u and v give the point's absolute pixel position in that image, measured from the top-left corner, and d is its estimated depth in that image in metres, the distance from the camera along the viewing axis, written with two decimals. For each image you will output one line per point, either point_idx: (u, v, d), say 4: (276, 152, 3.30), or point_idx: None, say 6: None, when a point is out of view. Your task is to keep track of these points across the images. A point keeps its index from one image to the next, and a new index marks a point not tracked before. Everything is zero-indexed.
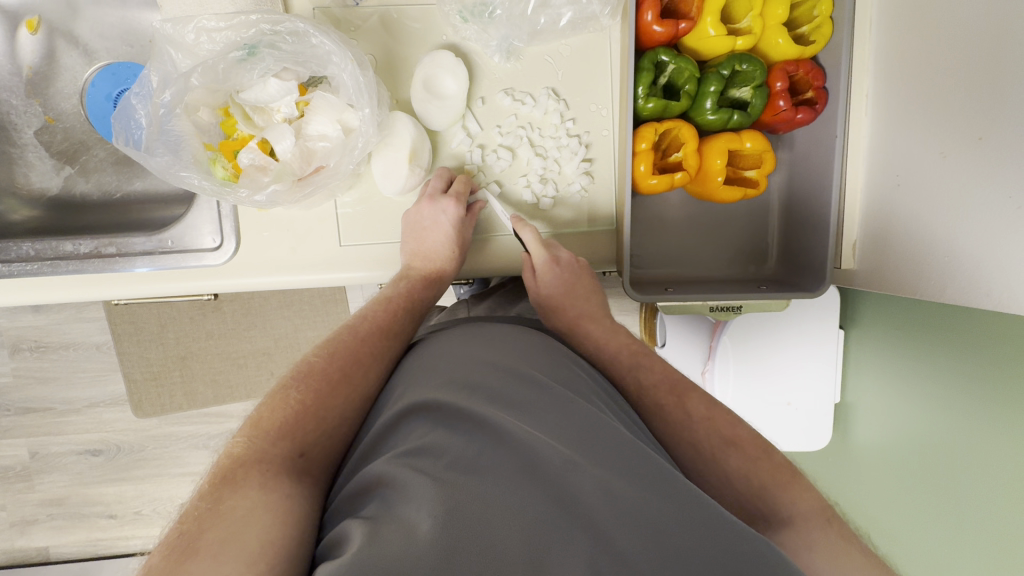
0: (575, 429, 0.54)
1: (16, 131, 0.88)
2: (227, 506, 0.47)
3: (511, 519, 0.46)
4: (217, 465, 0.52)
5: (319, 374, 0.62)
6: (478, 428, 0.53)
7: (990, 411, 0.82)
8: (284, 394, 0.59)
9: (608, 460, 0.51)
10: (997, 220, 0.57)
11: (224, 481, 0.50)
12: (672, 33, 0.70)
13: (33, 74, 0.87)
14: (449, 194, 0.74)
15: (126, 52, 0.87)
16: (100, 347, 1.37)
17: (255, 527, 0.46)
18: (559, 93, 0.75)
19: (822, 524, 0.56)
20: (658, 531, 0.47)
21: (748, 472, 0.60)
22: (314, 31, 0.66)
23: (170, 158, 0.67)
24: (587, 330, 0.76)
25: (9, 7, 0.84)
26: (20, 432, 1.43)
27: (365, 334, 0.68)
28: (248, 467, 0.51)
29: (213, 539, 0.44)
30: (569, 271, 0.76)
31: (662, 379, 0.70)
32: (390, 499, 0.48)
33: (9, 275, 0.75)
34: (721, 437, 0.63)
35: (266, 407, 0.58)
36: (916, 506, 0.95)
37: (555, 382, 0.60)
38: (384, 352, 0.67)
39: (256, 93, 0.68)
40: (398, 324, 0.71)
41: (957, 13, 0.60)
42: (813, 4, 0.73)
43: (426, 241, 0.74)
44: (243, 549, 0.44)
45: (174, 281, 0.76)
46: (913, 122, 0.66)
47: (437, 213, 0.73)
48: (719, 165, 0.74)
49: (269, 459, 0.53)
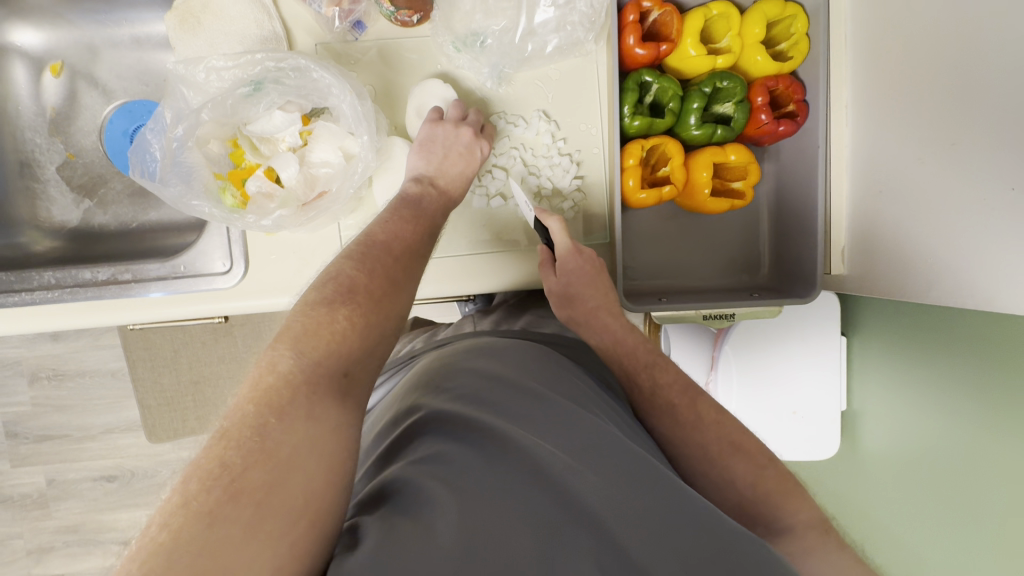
0: (579, 439, 0.56)
1: (39, 168, 0.93)
2: (274, 440, 0.45)
3: (521, 521, 0.47)
4: (262, 381, 0.49)
5: (360, 295, 0.59)
6: (487, 438, 0.54)
7: (990, 409, 0.83)
8: (327, 312, 0.56)
9: (613, 467, 0.53)
10: (975, 222, 0.58)
11: (272, 406, 0.47)
12: (654, 55, 0.73)
13: (56, 113, 0.93)
14: (485, 135, 0.77)
15: (141, 91, 0.92)
16: (116, 373, 1.41)
17: (308, 459, 0.45)
18: (550, 114, 0.78)
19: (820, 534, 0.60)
20: (661, 533, 0.48)
21: (754, 480, 0.63)
22: (315, 66, 0.70)
23: (182, 188, 0.70)
24: (604, 322, 0.78)
25: (35, 53, 0.91)
26: (37, 459, 1.46)
27: (399, 254, 0.65)
28: (294, 391, 0.48)
29: (260, 479, 0.42)
30: (592, 263, 0.77)
31: (676, 380, 0.72)
32: (402, 503, 0.49)
33: (31, 303, 0.79)
34: (731, 442, 0.66)
35: (308, 321, 0.55)
36: (924, 507, 0.95)
37: (559, 395, 0.62)
38: (413, 276, 0.65)
39: (262, 125, 0.73)
40: (423, 246, 0.69)
41: (926, 26, 0.63)
42: (789, 23, 0.75)
43: (455, 167, 0.74)
44: (290, 496, 0.43)
45: (187, 305, 0.80)
46: (890, 130, 0.69)
47: (475, 148, 0.75)
48: (706, 177, 0.77)
49: (316, 382, 0.50)
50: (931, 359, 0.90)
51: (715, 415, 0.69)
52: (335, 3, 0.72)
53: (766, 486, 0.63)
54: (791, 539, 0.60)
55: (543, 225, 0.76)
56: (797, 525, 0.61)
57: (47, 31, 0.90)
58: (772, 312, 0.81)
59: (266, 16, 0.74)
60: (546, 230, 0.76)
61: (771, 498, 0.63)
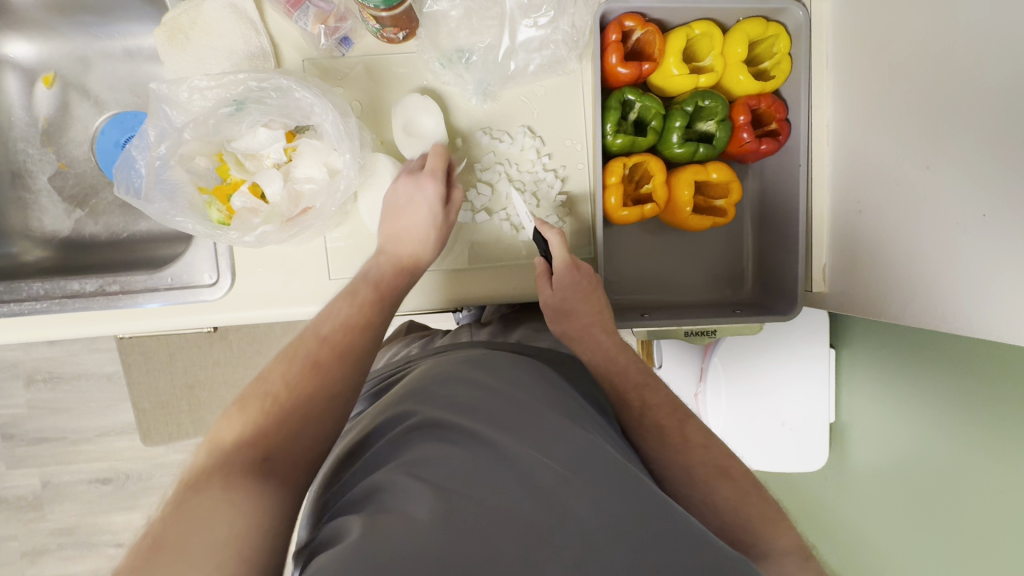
0: (570, 452, 0.57)
1: (31, 178, 0.94)
2: (189, 505, 0.45)
3: (506, 521, 0.48)
4: (181, 476, 0.49)
5: (282, 381, 0.60)
6: (479, 445, 0.55)
7: (973, 421, 0.83)
8: (246, 407, 0.58)
9: (598, 480, 0.54)
10: (948, 245, 0.59)
11: (187, 488, 0.47)
12: (636, 75, 0.74)
13: (48, 124, 0.94)
14: (425, 172, 0.75)
15: (133, 102, 0.93)
16: (111, 377, 1.42)
17: (217, 525, 0.43)
18: (535, 130, 0.79)
19: (801, 561, 0.59)
20: (644, 545, 0.49)
21: (738, 505, 0.63)
22: (297, 86, 0.71)
23: (167, 205, 0.71)
24: (598, 339, 0.79)
25: (28, 64, 0.92)
26: (32, 461, 1.47)
27: (329, 335, 0.66)
28: (208, 473, 0.48)
29: (178, 533, 0.42)
30: (588, 280, 0.76)
31: (666, 402, 0.73)
32: (386, 501, 0.50)
33: (19, 313, 0.80)
34: (715, 465, 0.67)
35: (227, 422, 0.56)
36: (913, 518, 0.94)
37: (548, 408, 0.63)
38: (347, 342, 0.66)
39: (246, 142, 0.74)
40: (363, 317, 0.68)
41: (903, 51, 0.63)
42: (771, 42, 0.76)
43: (401, 219, 0.74)
44: (208, 542, 0.42)
45: (175, 316, 0.81)
46: (869, 150, 0.69)
47: (415, 190, 0.74)
48: (687, 195, 0.77)
49: (232, 460, 0.50)
50: (920, 376, 0.90)
51: (702, 439, 0.69)
52: (322, 21, 0.73)
53: (748, 512, 0.63)
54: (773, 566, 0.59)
55: (542, 239, 0.77)
56: (777, 549, 0.60)
57: (40, 43, 0.91)
58: (755, 329, 0.82)
59: (254, 33, 0.75)
60: (544, 243, 0.77)
61: (753, 523, 0.62)
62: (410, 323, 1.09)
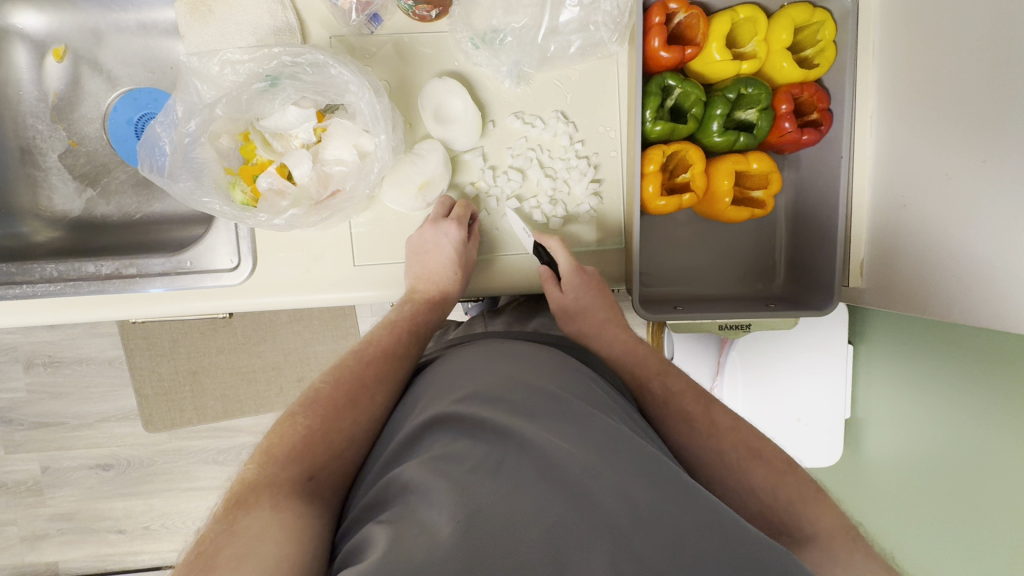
0: (596, 437, 0.52)
1: (40, 155, 0.90)
2: (240, 526, 0.49)
3: (532, 525, 0.45)
4: (231, 493, 0.53)
5: (325, 402, 0.62)
6: (501, 435, 0.52)
7: (993, 416, 0.79)
8: (291, 418, 0.60)
9: (630, 466, 0.49)
10: (1002, 240, 0.57)
11: (236, 505, 0.51)
12: (678, 59, 0.72)
13: (58, 99, 0.90)
14: (449, 219, 0.74)
15: (148, 78, 0.90)
16: (112, 362, 1.39)
17: (266, 546, 0.47)
18: (568, 115, 0.76)
19: (847, 541, 0.56)
20: (678, 540, 0.45)
21: (773, 488, 0.60)
22: (333, 61, 0.68)
23: (192, 184, 0.69)
24: (610, 335, 0.77)
25: (36, 36, 0.88)
26: (32, 446, 1.44)
27: (370, 358, 0.68)
28: (258, 491, 0.52)
29: (229, 557, 0.46)
30: (594, 283, 0.77)
31: (689, 388, 0.71)
32: (412, 505, 0.47)
33: (31, 296, 0.77)
34: (748, 448, 0.63)
35: (276, 432, 0.59)
36: (920, 513, 0.92)
37: (571, 394, 0.58)
38: (389, 373, 0.67)
39: (276, 120, 0.71)
40: (403, 347, 0.71)
41: (959, 38, 0.61)
42: (816, 29, 0.74)
43: (427, 265, 0.74)
44: (258, 566, 0.46)
45: (191, 300, 0.79)
46: (919, 140, 0.67)
47: (439, 237, 0.73)
48: (727, 185, 0.76)
49: (278, 482, 0.53)
50: (940, 371, 0.86)
51: (729, 420, 0.66)
52: None
53: (788, 494, 0.59)
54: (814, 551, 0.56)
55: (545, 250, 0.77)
56: (812, 520, 0.56)
57: (49, 13, 0.87)
58: (789, 325, 0.80)
59: (280, 6, 0.72)
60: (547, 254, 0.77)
61: (793, 504, 0.59)
62: None
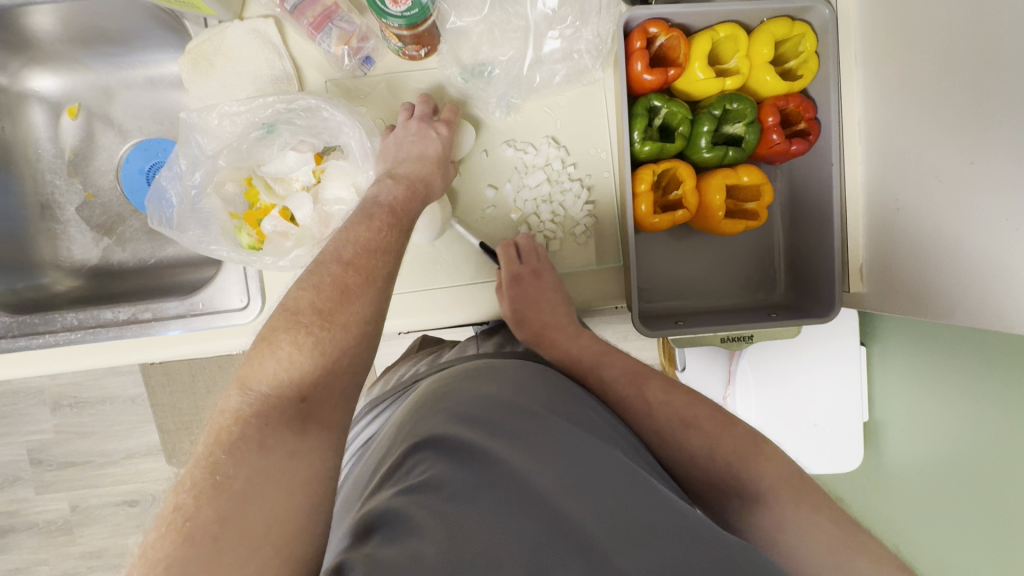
0: (572, 453, 0.53)
1: (59, 209, 0.95)
2: (225, 479, 0.43)
3: (511, 545, 0.46)
4: (215, 432, 0.46)
5: (308, 313, 0.54)
6: (480, 459, 0.53)
7: (1004, 416, 0.77)
8: (273, 347, 0.51)
9: (608, 481, 0.51)
10: (996, 241, 0.57)
11: (224, 449, 0.45)
12: (662, 80, 0.73)
13: (74, 155, 0.95)
14: (438, 121, 0.73)
15: (157, 129, 0.94)
16: (136, 399, 1.42)
17: (264, 500, 0.43)
18: (559, 140, 0.78)
19: (792, 497, 0.59)
20: (654, 549, 0.46)
21: (711, 452, 0.64)
22: (326, 105, 0.71)
23: (200, 232, 0.73)
24: (553, 338, 0.80)
25: (53, 97, 0.93)
26: (61, 486, 1.48)
27: (350, 257, 0.58)
28: (246, 434, 0.46)
29: (213, 518, 0.41)
30: (531, 287, 0.77)
31: (622, 372, 0.75)
32: (395, 532, 0.46)
33: (53, 345, 0.81)
34: (680, 419, 0.68)
35: (259, 357, 0.51)
36: (941, 514, 0.89)
37: (549, 412, 0.59)
38: (374, 272, 0.58)
39: (276, 165, 0.75)
40: (386, 240, 0.61)
41: (938, 44, 0.62)
42: (798, 41, 0.75)
43: (410, 150, 0.70)
44: (248, 530, 0.41)
45: (204, 341, 0.81)
46: (906, 145, 0.68)
47: (426, 133, 0.71)
48: (719, 200, 0.76)
49: (269, 419, 0.48)
50: (952, 370, 0.85)
51: (661, 397, 0.71)
52: (345, 42, 0.72)
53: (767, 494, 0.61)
54: (765, 513, 0.59)
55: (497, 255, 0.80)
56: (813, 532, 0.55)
57: (64, 75, 0.92)
58: (792, 333, 0.81)
59: (277, 56, 0.75)
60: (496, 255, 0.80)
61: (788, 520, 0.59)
62: (424, 337, 1.04)
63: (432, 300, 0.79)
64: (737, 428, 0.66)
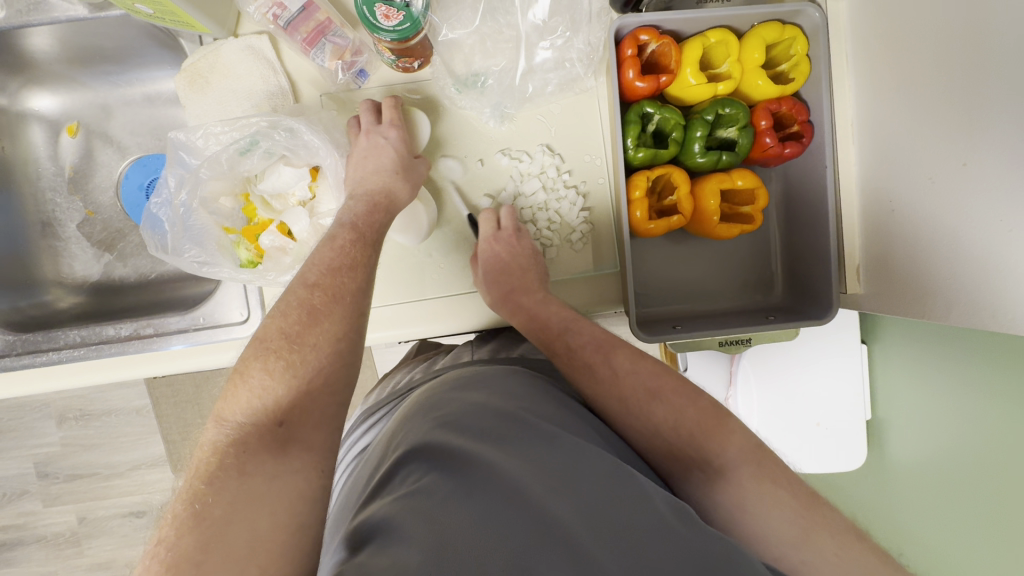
0: (559, 455, 0.54)
1: (60, 226, 0.96)
2: (207, 504, 0.44)
3: (496, 548, 0.46)
4: (197, 463, 0.48)
5: (275, 339, 0.57)
6: (468, 465, 0.53)
7: (1003, 414, 0.78)
8: (245, 377, 0.55)
9: (594, 483, 0.51)
10: (990, 242, 0.57)
11: (206, 476, 0.47)
12: (654, 87, 0.74)
13: (74, 172, 0.96)
14: (384, 124, 0.74)
15: (155, 145, 0.95)
16: (140, 411, 1.43)
17: (249, 521, 0.44)
18: (553, 148, 0.78)
19: (754, 471, 0.58)
20: (639, 550, 0.47)
21: (676, 422, 0.63)
22: (306, 129, 0.72)
23: (196, 251, 0.73)
24: (521, 303, 0.76)
25: (52, 116, 0.95)
26: (69, 498, 1.49)
27: (316, 280, 0.62)
28: (227, 459, 0.48)
29: (198, 543, 0.42)
30: (504, 246, 0.76)
31: (589, 340, 0.72)
32: (385, 541, 0.47)
33: (57, 362, 0.81)
34: (646, 390, 0.66)
35: (233, 391, 0.54)
36: (944, 514, 0.89)
37: (536, 416, 0.60)
38: (340, 290, 0.62)
39: (272, 182, 0.75)
40: (349, 257, 0.64)
41: (928, 46, 0.62)
42: (788, 44, 0.75)
43: (366, 166, 0.72)
44: (232, 551, 0.42)
45: (205, 356, 0.81)
46: (899, 146, 0.68)
47: (377, 138, 0.73)
48: (714, 205, 0.77)
49: (248, 442, 0.50)
50: (951, 370, 0.86)
51: (628, 365, 0.69)
52: (338, 56, 0.74)
53: None
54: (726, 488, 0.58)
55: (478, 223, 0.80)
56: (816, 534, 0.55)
57: (62, 95, 0.94)
58: (790, 335, 0.81)
59: (271, 72, 0.76)
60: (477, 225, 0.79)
61: None
62: (421, 342, 1.05)
63: (429, 310, 0.79)
64: (703, 401, 0.65)
